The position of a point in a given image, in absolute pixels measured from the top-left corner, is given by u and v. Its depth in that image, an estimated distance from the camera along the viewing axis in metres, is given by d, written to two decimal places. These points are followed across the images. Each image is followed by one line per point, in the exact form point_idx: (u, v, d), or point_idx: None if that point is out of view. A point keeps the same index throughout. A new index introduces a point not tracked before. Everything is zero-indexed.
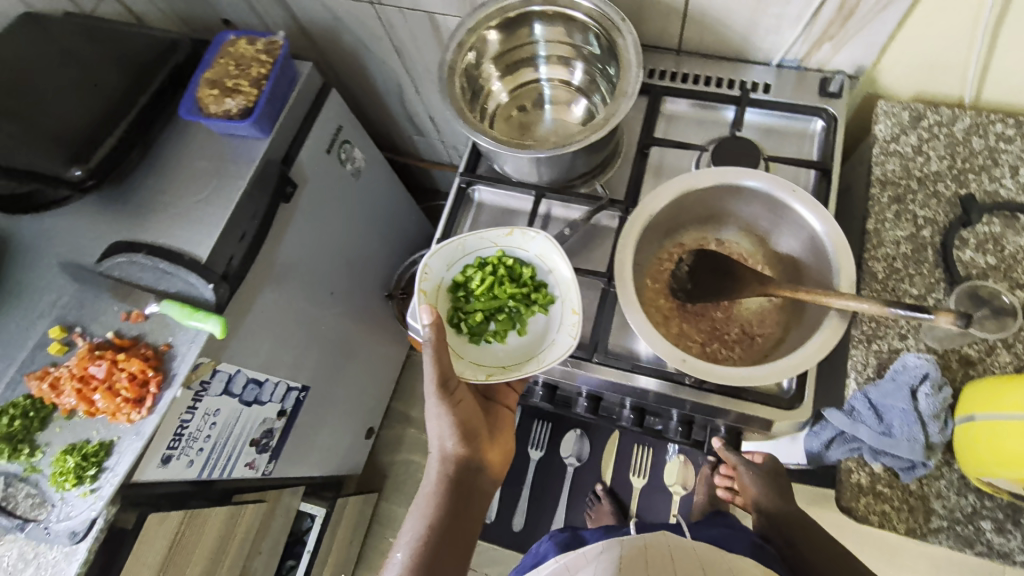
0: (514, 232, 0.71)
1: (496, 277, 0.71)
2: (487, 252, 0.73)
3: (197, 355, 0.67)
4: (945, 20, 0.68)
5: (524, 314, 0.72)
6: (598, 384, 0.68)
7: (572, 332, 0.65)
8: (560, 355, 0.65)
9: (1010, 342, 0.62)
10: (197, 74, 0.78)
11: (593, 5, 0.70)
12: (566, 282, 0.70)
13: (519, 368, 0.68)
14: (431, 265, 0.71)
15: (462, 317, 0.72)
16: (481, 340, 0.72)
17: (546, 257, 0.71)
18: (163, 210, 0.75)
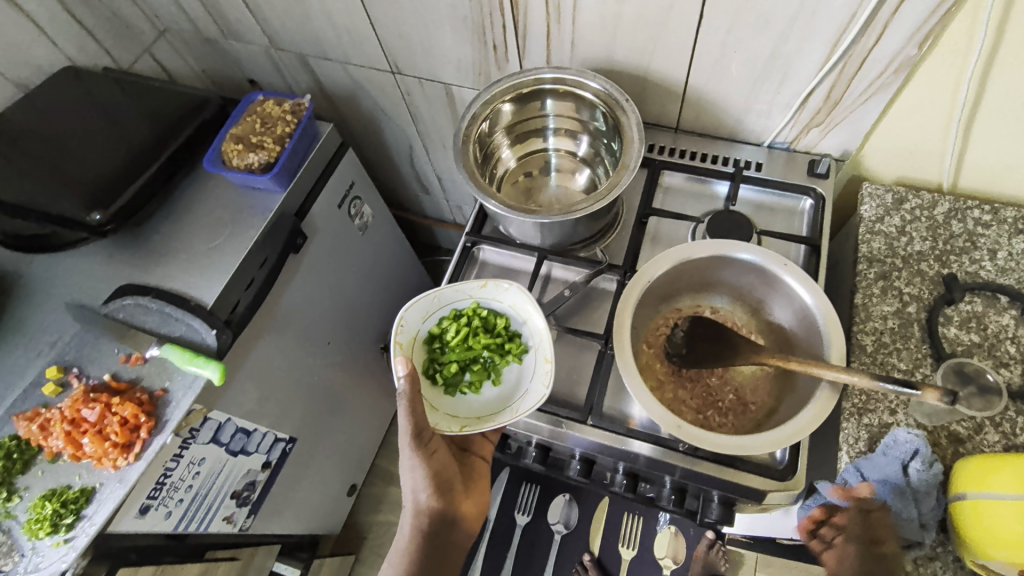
0: (488, 285, 0.75)
1: (471, 328, 0.73)
2: (462, 304, 0.75)
3: (191, 401, 0.67)
4: (923, 115, 0.73)
5: (498, 363, 0.73)
6: (589, 446, 0.68)
7: (544, 382, 0.67)
8: (531, 406, 0.66)
9: (997, 420, 0.63)
10: (225, 129, 0.83)
11: (600, 86, 0.75)
12: (539, 332, 0.72)
13: (493, 419, 0.69)
14: (406, 318, 0.73)
15: (437, 368, 0.73)
16: (456, 391, 0.73)
17: (519, 307, 0.74)
18: (174, 255, 0.77)
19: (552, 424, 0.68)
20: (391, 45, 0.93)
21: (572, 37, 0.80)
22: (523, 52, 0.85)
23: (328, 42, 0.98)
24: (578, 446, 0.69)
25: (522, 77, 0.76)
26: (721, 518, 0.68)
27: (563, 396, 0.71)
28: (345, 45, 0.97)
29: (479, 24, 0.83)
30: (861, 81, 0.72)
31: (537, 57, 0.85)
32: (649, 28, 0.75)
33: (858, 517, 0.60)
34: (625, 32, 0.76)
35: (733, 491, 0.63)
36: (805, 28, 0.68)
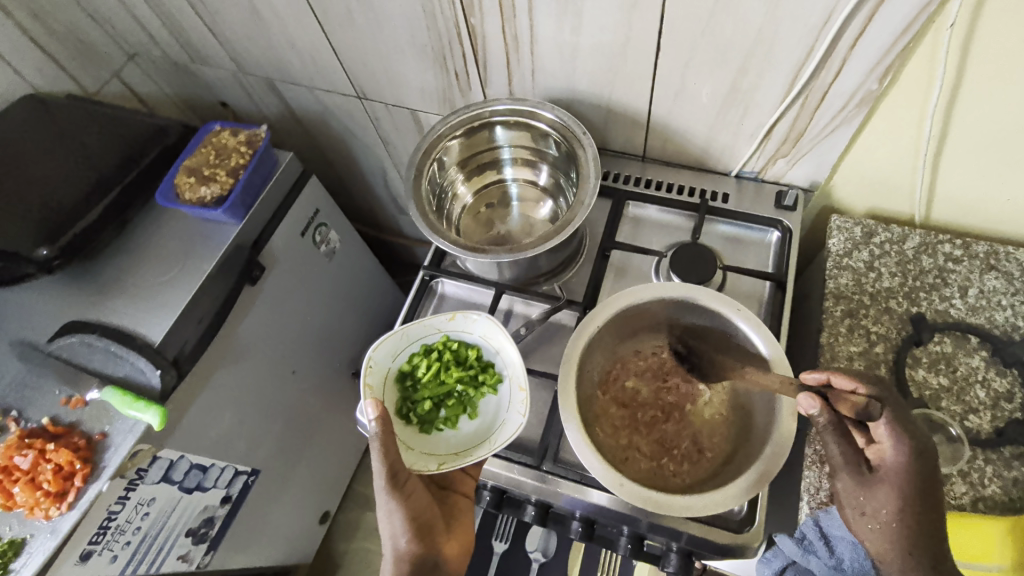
0: (457, 317, 0.71)
1: (443, 362, 0.70)
2: (431, 338, 0.72)
3: (132, 445, 0.66)
4: (889, 149, 0.70)
5: (473, 396, 0.70)
6: (584, 507, 0.64)
7: (520, 410, 0.65)
8: (511, 435, 0.64)
9: (965, 470, 0.61)
10: (179, 161, 0.83)
11: (555, 118, 0.74)
12: (513, 363, 0.69)
13: (473, 453, 0.65)
14: (375, 357, 0.69)
15: (411, 407, 0.69)
16: (433, 429, 0.69)
17: (490, 337, 0.71)
18: (124, 291, 0.76)
19: (540, 480, 0.64)
20: (355, 72, 0.92)
21: (532, 67, 0.78)
22: (485, 80, 0.84)
23: (293, 68, 0.97)
24: (573, 506, 0.65)
25: (477, 110, 0.76)
26: (679, 566, 0.66)
27: (519, 439, 0.68)
28: (310, 70, 0.96)
29: (440, 53, 0.82)
30: (823, 114, 0.71)
31: (499, 86, 0.84)
32: (607, 59, 0.73)
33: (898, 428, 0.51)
34: (583, 63, 0.75)
35: (696, 545, 0.61)
36: (763, 61, 0.67)
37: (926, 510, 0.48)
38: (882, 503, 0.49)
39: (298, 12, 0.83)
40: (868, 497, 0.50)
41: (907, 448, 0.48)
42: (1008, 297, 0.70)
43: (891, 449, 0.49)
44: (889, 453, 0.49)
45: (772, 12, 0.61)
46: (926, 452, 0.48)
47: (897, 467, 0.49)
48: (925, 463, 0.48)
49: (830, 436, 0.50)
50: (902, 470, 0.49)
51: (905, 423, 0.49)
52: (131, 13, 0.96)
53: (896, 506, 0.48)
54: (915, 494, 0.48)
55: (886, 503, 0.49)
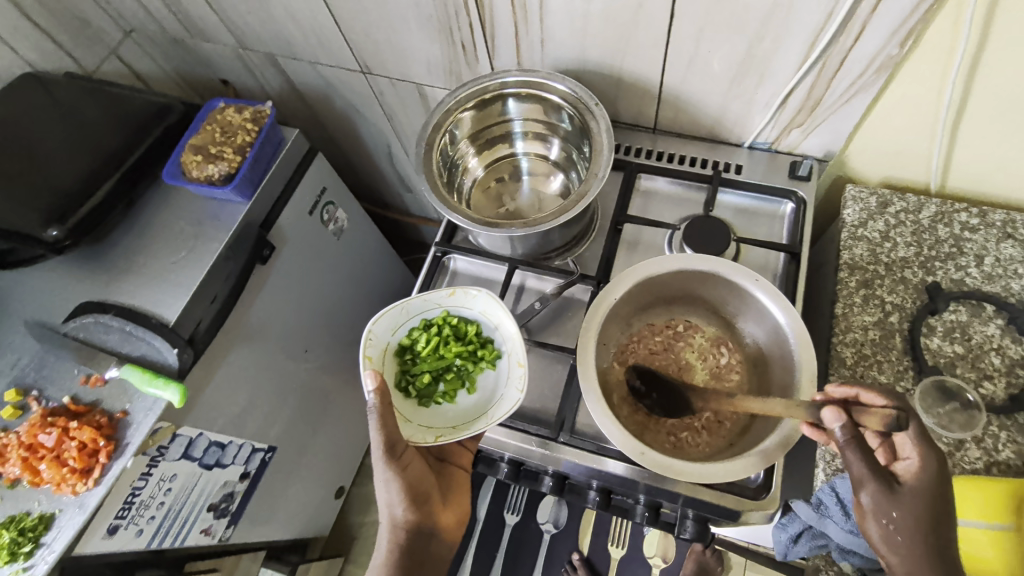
0: (456, 292, 0.72)
1: (442, 337, 0.70)
2: (431, 314, 0.72)
3: (153, 423, 0.68)
4: (907, 115, 0.69)
5: (472, 371, 0.70)
6: (581, 471, 0.66)
7: (517, 386, 0.65)
8: (507, 411, 0.64)
9: (979, 436, 0.61)
10: (185, 140, 0.83)
11: (568, 89, 0.73)
12: (511, 338, 0.69)
13: (469, 427, 0.66)
14: (375, 330, 0.69)
15: (410, 380, 0.70)
16: (431, 402, 0.70)
17: (489, 313, 0.71)
18: (136, 272, 0.76)
19: (543, 447, 0.65)
20: (359, 46, 0.91)
21: (541, 38, 0.77)
22: (492, 52, 0.83)
23: (295, 43, 0.95)
24: (572, 471, 0.66)
25: (486, 82, 0.75)
26: (696, 533, 0.66)
27: (534, 412, 0.69)
28: (313, 45, 0.94)
29: (446, 24, 0.80)
30: (841, 81, 0.69)
31: (507, 57, 0.83)
32: (618, 26, 0.72)
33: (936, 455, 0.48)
34: (593, 31, 0.73)
35: (712, 512, 0.62)
36: (778, 26, 0.65)
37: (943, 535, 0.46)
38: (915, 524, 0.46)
39: None
40: (896, 509, 0.46)
41: (931, 462, 0.48)
42: None
43: (915, 466, 0.48)
44: (914, 470, 0.48)
45: None
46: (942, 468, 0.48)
47: (920, 484, 0.47)
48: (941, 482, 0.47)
49: (862, 449, 0.47)
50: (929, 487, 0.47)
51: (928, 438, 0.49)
52: None
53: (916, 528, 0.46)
54: (933, 515, 0.46)
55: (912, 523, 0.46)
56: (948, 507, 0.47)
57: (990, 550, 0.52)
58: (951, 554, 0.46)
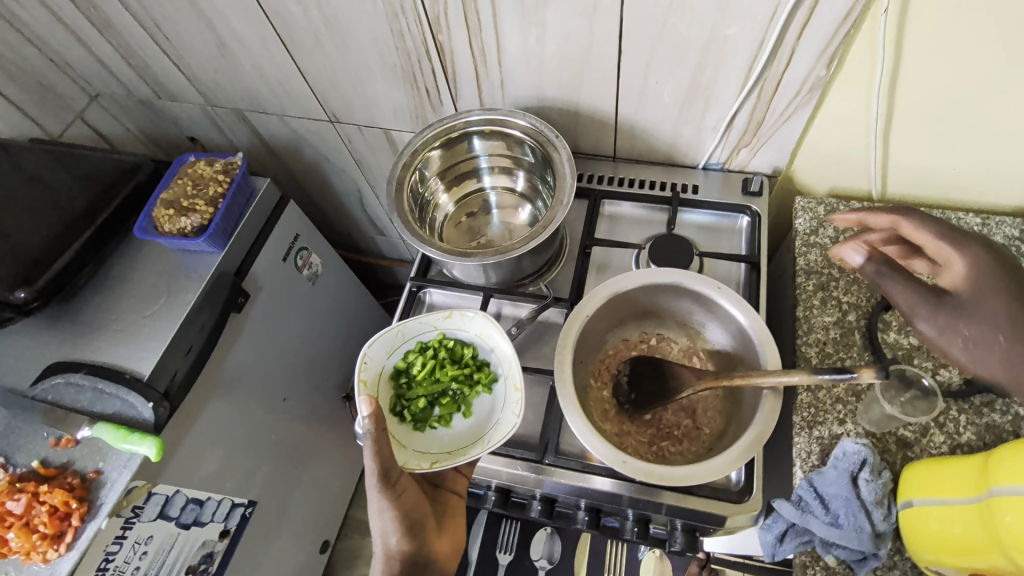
0: (453, 315, 0.73)
1: (437, 360, 0.70)
2: (427, 336, 0.73)
3: (128, 481, 0.66)
4: (843, 129, 0.75)
5: (467, 395, 0.70)
6: (565, 490, 0.66)
7: (515, 411, 0.65)
8: (504, 435, 0.64)
9: (940, 421, 0.64)
10: (155, 195, 0.84)
11: (528, 124, 0.77)
12: (508, 360, 0.70)
13: (466, 452, 0.66)
14: (370, 354, 0.70)
15: (404, 405, 0.70)
16: (426, 427, 0.70)
17: (486, 335, 0.72)
18: (107, 329, 0.76)
19: (537, 472, 0.65)
20: (327, 96, 0.94)
21: (500, 79, 0.82)
22: (455, 94, 0.87)
23: (263, 97, 0.98)
24: (554, 492, 0.67)
25: (451, 122, 0.79)
26: (686, 544, 0.67)
27: (519, 436, 0.69)
28: (280, 99, 0.97)
29: (409, 71, 0.84)
30: (779, 101, 0.75)
31: (470, 99, 0.87)
32: (572, 64, 0.77)
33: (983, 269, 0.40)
34: (549, 70, 0.78)
35: (698, 519, 0.63)
36: (717, 55, 0.71)
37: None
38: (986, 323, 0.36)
39: (269, 43, 0.85)
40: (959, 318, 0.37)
41: (981, 251, 0.40)
42: None
43: (964, 271, 0.39)
44: (961, 277, 0.39)
45: (721, 11, 0.65)
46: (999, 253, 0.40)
47: (976, 285, 0.38)
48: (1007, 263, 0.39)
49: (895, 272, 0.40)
50: (980, 284, 0.38)
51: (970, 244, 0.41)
52: (92, 53, 0.97)
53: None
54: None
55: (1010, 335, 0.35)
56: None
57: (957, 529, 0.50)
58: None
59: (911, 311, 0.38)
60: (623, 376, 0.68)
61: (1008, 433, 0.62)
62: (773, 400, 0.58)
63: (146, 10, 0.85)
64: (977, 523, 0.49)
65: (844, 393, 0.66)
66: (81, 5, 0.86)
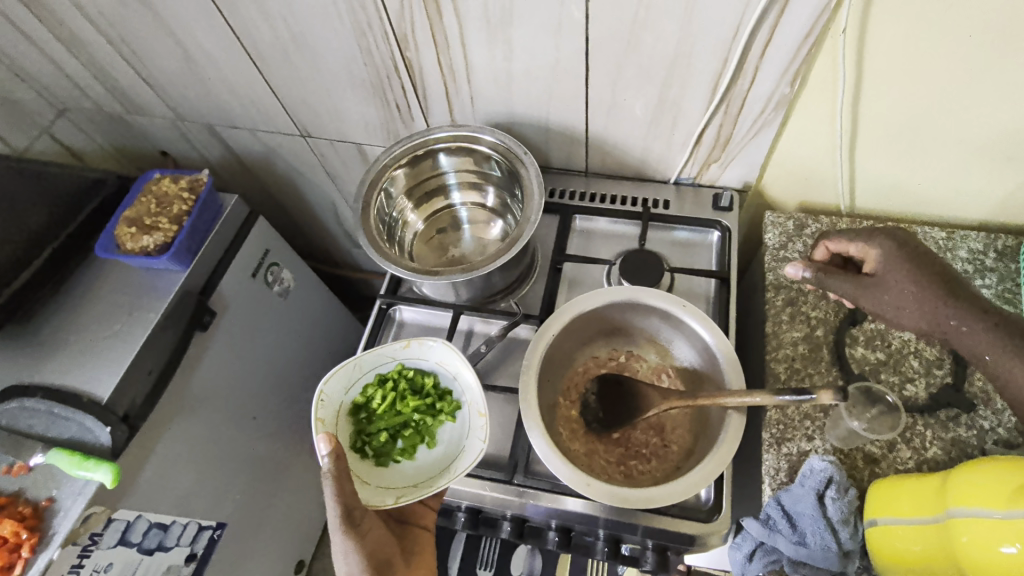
0: (411, 344, 0.72)
1: (397, 392, 0.70)
2: (386, 367, 0.72)
3: (82, 508, 0.65)
4: (809, 144, 0.75)
5: (431, 424, 0.70)
6: (545, 513, 0.65)
7: (479, 436, 0.64)
8: (471, 462, 0.63)
9: (907, 436, 0.64)
10: (118, 213, 0.82)
11: (496, 140, 0.77)
12: (470, 387, 0.69)
13: (432, 483, 0.64)
14: (326, 391, 0.69)
15: (365, 440, 0.69)
16: (390, 461, 0.68)
17: (447, 363, 0.71)
18: (66, 351, 0.74)
19: (518, 495, 0.64)
20: (297, 111, 0.93)
21: (470, 95, 0.81)
22: (426, 110, 0.86)
23: (233, 112, 0.97)
24: (533, 514, 0.65)
25: (420, 139, 0.79)
26: (657, 562, 0.67)
27: (488, 456, 0.68)
28: (251, 114, 0.96)
29: (379, 87, 0.84)
30: (745, 118, 0.75)
31: (441, 115, 0.87)
32: (540, 81, 0.77)
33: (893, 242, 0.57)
34: (518, 87, 0.78)
35: (668, 539, 0.62)
36: (684, 73, 0.71)
37: (957, 281, 0.54)
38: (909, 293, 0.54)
39: (236, 59, 0.84)
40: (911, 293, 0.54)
41: (885, 241, 0.57)
42: None
43: (880, 257, 0.57)
44: (876, 261, 0.57)
45: (685, 30, 0.66)
46: (898, 243, 0.56)
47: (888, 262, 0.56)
48: (907, 250, 0.56)
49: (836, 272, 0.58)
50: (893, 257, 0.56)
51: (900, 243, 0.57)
52: (57, 68, 0.95)
53: (930, 293, 0.53)
54: (943, 276, 0.54)
55: (910, 295, 0.54)
56: (939, 261, 0.55)
57: (916, 548, 0.51)
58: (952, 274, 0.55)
59: (852, 285, 0.57)
60: (591, 394, 0.68)
61: (974, 448, 0.62)
62: (740, 420, 0.58)
63: (110, 25, 0.84)
64: (936, 542, 0.49)
65: (812, 410, 0.66)
66: (44, 21, 0.85)
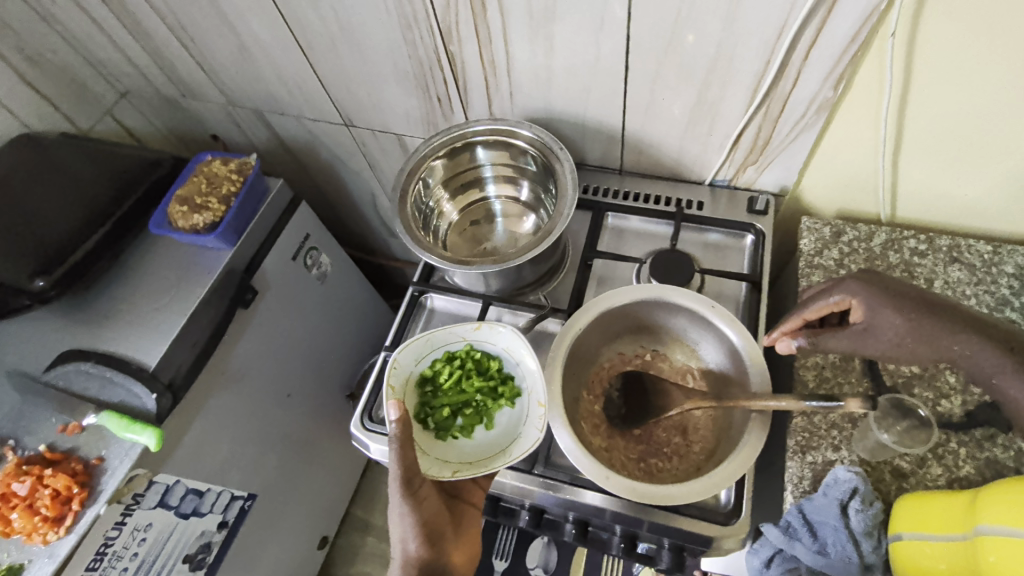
0: (482, 327, 0.72)
1: (464, 371, 0.70)
2: (454, 346, 0.72)
3: (128, 469, 0.69)
4: (852, 150, 0.73)
5: (490, 408, 0.70)
6: (558, 504, 0.66)
7: (538, 424, 0.64)
8: (526, 449, 0.64)
9: (939, 453, 0.62)
10: (171, 192, 0.87)
11: (532, 134, 0.78)
12: (532, 374, 0.69)
13: (488, 463, 0.65)
14: (398, 359, 0.70)
15: (428, 413, 0.70)
16: (449, 436, 0.69)
17: (512, 350, 0.71)
18: (119, 321, 0.79)
19: (545, 487, 0.65)
20: (341, 101, 0.96)
21: (510, 90, 0.83)
22: (466, 103, 0.88)
23: (280, 99, 1.01)
24: (545, 503, 0.67)
25: (457, 132, 0.80)
26: (673, 562, 0.67)
27: None
28: (298, 102, 1.00)
29: (422, 79, 0.86)
30: (786, 122, 0.74)
31: (480, 108, 0.88)
32: (580, 78, 0.77)
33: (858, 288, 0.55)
34: (557, 83, 0.79)
35: (685, 539, 0.62)
36: (725, 73, 0.71)
37: (940, 302, 0.53)
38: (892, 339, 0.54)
39: (287, 49, 0.87)
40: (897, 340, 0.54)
41: (855, 286, 0.55)
42: (971, 287, 0.73)
43: (861, 303, 0.54)
44: (858, 308, 0.55)
45: (730, 28, 0.65)
46: (869, 284, 0.54)
47: (867, 309, 0.54)
48: (879, 289, 0.54)
49: (824, 332, 0.57)
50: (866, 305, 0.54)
51: (872, 285, 0.54)
52: (121, 53, 1.00)
53: (923, 329, 0.52)
54: (929, 307, 0.52)
55: (905, 336, 0.53)
56: (915, 290, 0.54)
57: (942, 565, 0.50)
58: (935, 303, 0.52)
59: (845, 339, 0.56)
60: (615, 390, 0.69)
61: (1009, 469, 0.60)
62: (760, 428, 0.58)
63: (172, 12, 0.88)
64: (961, 560, 0.48)
65: (840, 419, 0.65)
66: (112, 7, 0.90)
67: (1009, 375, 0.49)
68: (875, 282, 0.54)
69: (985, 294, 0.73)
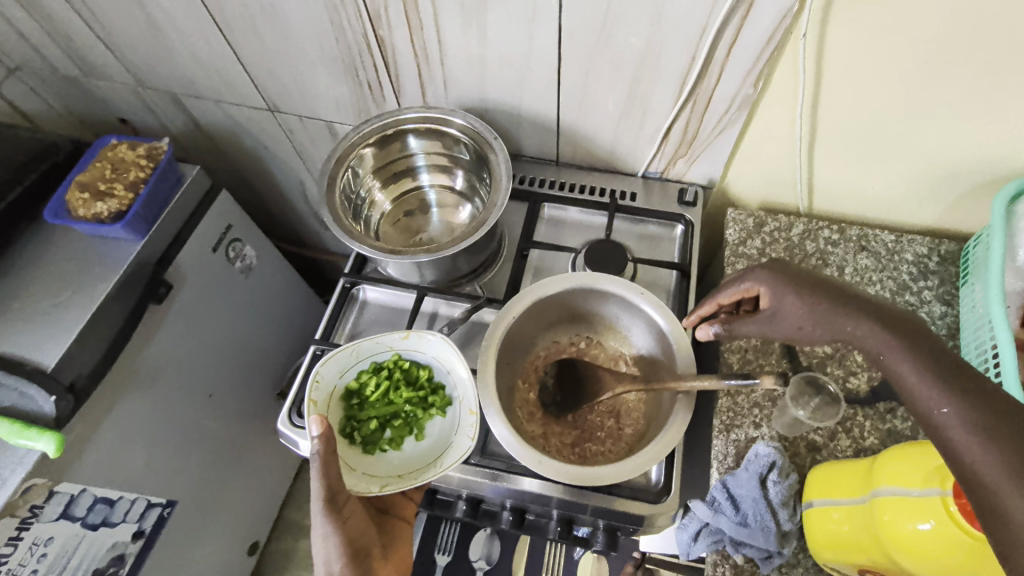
0: (410, 336, 0.70)
1: (392, 381, 0.68)
2: (382, 356, 0.70)
3: (22, 479, 0.63)
4: (772, 144, 0.77)
5: (421, 417, 0.69)
6: (505, 495, 0.65)
7: (469, 434, 0.64)
8: (456, 459, 0.63)
9: (847, 426, 0.67)
10: (70, 177, 0.80)
11: (465, 123, 0.77)
12: (463, 383, 0.68)
13: (418, 475, 0.64)
14: (321, 373, 0.67)
15: (355, 426, 0.67)
16: (376, 450, 0.67)
17: (443, 358, 0.70)
18: (10, 319, 0.72)
19: (492, 478, 0.64)
20: (265, 85, 0.91)
21: (443, 78, 0.81)
22: (397, 90, 0.86)
23: (198, 82, 0.95)
24: (487, 493, 0.66)
25: (388, 119, 0.78)
26: (606, 543, 0.69)
27: None
28: (217, 84, 0.94)
29: (351, 65, 0.83)
30: (711, 116, 0.77)
31: (413, 96, 0.86)
32: (513, 67, 0.77)
33: (766, 276, 0.59)
34: (490, 72, 0.78)
35: (617, 519, 0.64)
36: (652, 68, 0.72)
37: (840, 287, 0.55)
38: (796, 323, 0.57)
39: (202, 26, 0.82)
40: (801, 323, 0.56)
41: (763, 274, 0.59)
42: (877, 274, 0.79)
43: (767, 289, 0.59)
44: (765, 295, 0.59)
45: (654, 22, 0.67)
46: (774, 272, 0.59)
47: (772, 294, 0.58)
48: (781, 277, 0.58)
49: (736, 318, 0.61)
50: (771, 290, 0.58)
51: (777, 273, 0.58)
52: (10, 25, 0.91)
53: (821, 309, 0.54)
54: (828, 290, 0.55)
55: (805, 317, 0.55)
56: (820, 277, 0.57)
57: (846, 528, 0.53)
58: (833, 288, 0.55)
59: (756, 325, 0.60)
60: (549, 377, 0.70)
61: (907, 438, 0.66)
62: (681, 426, 0.59)
63: None
64: (863, 523, 0.52)
65: (762, 398, 0.68)
66: None
67: (895, 350, 0.49)
68: (782, 270, 0.58)
69: (889, 280, 0.78)
